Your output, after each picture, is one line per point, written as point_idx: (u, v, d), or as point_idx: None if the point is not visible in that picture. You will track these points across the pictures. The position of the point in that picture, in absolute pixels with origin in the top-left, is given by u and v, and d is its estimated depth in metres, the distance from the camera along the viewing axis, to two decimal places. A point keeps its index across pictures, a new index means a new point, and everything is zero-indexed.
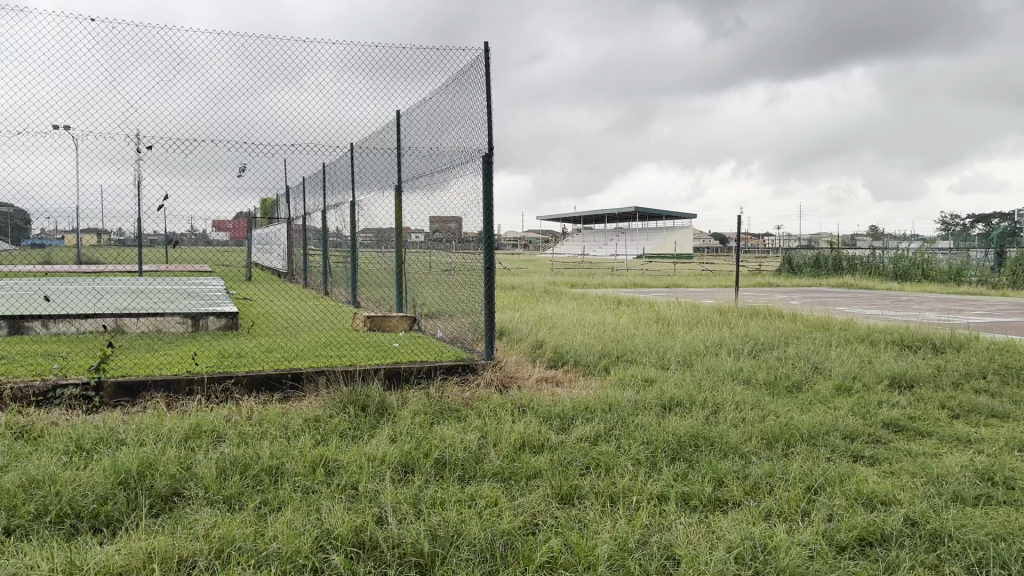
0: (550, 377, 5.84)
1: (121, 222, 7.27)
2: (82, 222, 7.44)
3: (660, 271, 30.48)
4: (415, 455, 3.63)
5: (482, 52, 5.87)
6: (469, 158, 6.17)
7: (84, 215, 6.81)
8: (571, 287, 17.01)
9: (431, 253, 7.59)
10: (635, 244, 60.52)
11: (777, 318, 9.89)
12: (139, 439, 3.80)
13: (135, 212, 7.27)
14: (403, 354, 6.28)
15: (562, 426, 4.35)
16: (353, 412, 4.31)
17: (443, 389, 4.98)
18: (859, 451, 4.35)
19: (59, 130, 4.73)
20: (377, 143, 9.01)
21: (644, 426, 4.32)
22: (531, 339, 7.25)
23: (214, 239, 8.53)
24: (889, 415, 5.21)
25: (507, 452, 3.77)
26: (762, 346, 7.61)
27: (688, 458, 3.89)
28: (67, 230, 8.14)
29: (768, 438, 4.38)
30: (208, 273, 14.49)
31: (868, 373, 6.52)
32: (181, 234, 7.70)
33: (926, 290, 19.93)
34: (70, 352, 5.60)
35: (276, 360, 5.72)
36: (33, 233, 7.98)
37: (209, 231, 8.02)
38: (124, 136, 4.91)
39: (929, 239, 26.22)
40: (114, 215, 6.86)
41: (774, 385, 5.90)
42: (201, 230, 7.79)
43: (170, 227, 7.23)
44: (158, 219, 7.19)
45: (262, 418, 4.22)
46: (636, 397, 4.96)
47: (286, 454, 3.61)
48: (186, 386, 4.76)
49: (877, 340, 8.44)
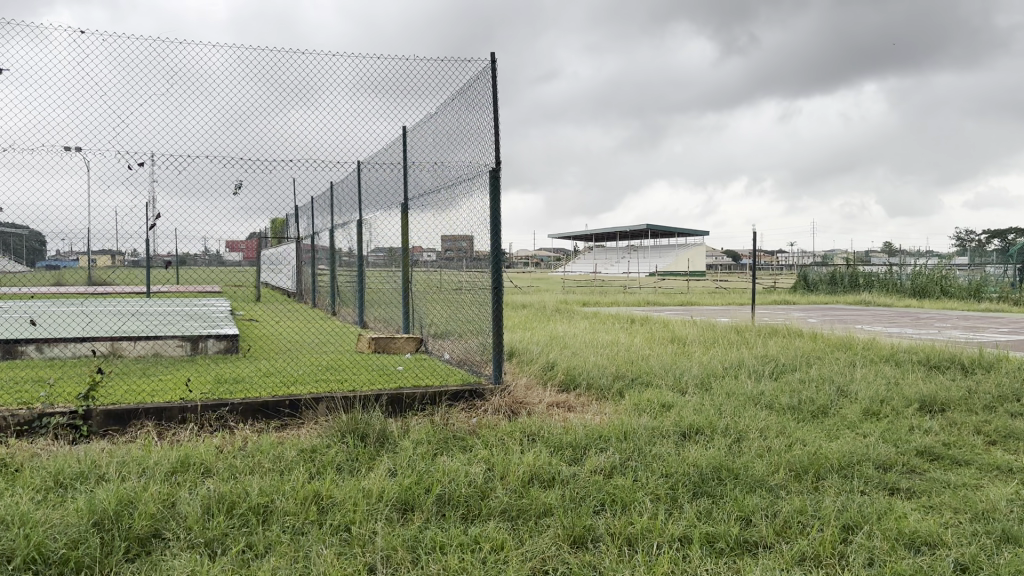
0: (562, 402, 5.55)
1: (132, 244, 7.10)
2: (90, 243, 7.27)
3: (672, 288, 30.22)
4: (416, 491, 3.36)
5: (488, 63, 5.68)
6: (479, 173, 5.97)
7: (95, 236, 6.65)
8: (584, 306, 16.72)
9: (441, 272, 7.35)
10: (647, 262, 60.20)
11: (796, 337, 9.57)
12: (122, 473, 3.55)
13: (143, 233, 7.13)
14: (407, 378, 6.02)
15: (574, 457, 4.07)
16: (352, 443, 4.04)
17: (448, 416, 4.70)
18: (894, 483, 4.04)
19: (65, 149, 4.60)
20: (385, 159, 8.84)
21: (663, 456, 4.04)
22: (542, 361, 6.96)
23: (228, 259, 8.32)
24: (923, 442, 4.89)
25: (515, 487, 3.50)
26: (783, 367, 7.31)
27: (712, 494, 3.60)
28: (81, 252, 7.92)
29: (795, 469, 4.08)
30: (217, 294, 14.31)
31: (897, 396, 6.19)
32: (192, 253, 7.51)
33: (945, 308, 19.45)
34: (60, 378, 5.37)
35: (274, 385, 5.47)
36: (48, 255, 7.87)
37: (222, 251, 7.83)
38: (130, 154, 4.76)
39: (946, 255, 25.77)
40: (121, 237, 6.70)
41: (798, 411, 5.58)
42: (212, 251, 7.59)
43: (182, 247, 7.06)
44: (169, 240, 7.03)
45: (255, 449, 3.96)
46: (653, 423, 4.67)
47: (277, 490, 3.35)
48: (179, 414, 4.51)
49: (902, 360, 8.09)
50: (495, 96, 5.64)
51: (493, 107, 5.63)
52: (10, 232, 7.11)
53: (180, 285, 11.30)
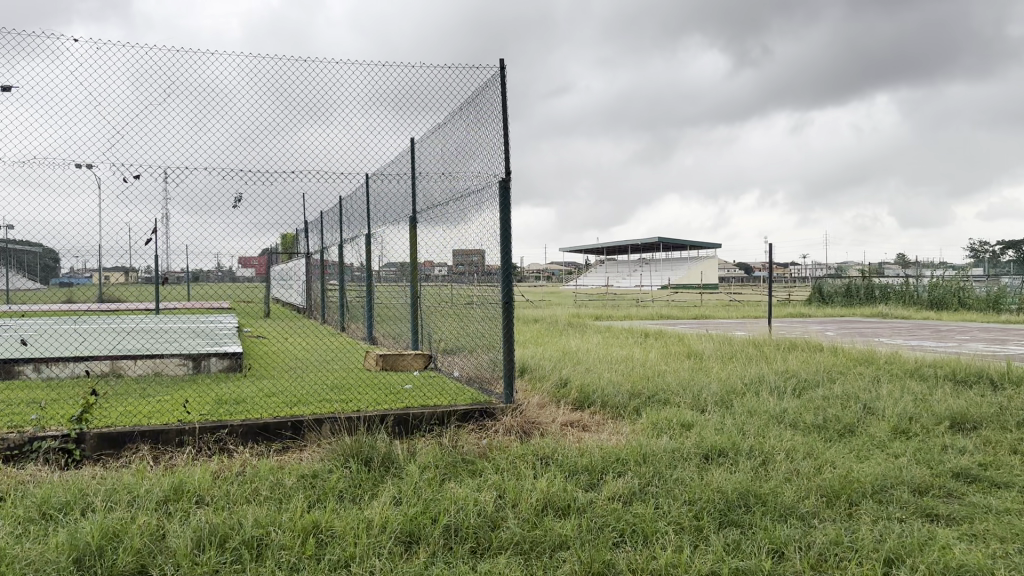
0: (576, 422, 5.31)
1: (139, 260, 6.95)
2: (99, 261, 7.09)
3: (685, 302, 29.90)
4: (421, 521, 3.14)
5: (497, 71, 5.49)
6: (489, 185, 5.78)
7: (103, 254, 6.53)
8: (598, 321, 16.43)
9: (451, 287, 7.12)
10: (659, 276, 59.87)
11: (817, 351, 9.29)
12: (110, 503, 3.34)
13: (155, 248, 7.00)
14: (415, 397, 5.79)
15: (590, 482, 3.84)
16: (354, 468, 3.81)
17: (457, 438, 4.47)
18: (931, 509, 3.78)
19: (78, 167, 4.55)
20: (395, 170, 8.67)
21: (685, 481, 3.80)
22: (555, 377, 6.73)
23: (241, 276, 8.12)
24: (959, 463, 4.60)
25: (528, 516, 3.27)
26: (806, 383, 7.04)
27: (739, 523, 3.35)
28: (95, 269, 7.62)
29: (826, 495, 3.83)
30: (226, 311, 14.15)
31: (926, 414, 5.91)
32: (203, 269, 7.35)
33: (964, 320, 19.06)
34: (56, 400, 5.18)
35: (276, 406, 5.26)
36: (62, 271, 7.62)
37: (235, 267, 7.64)
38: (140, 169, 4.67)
39: (963, 265, 25.40)
40: (131, 254, 6.56)
41: (823, 430, 5.31)
42: (224, 267, 7.43)
43: (194, 262, 6.94)
44: (181, 256, 6.91)
45: (253, 475, 3.74)
46: (673, 445, 4.43)
47: (273, 521, 3.14)
48: (176, 437, 4.30)
49: (926, 375, 7.79)
50: (506, 105, 5.45)
51: (504, 116, 5.44)
52: (25, 249, 7.03)
53: (190, 302, 11.12)
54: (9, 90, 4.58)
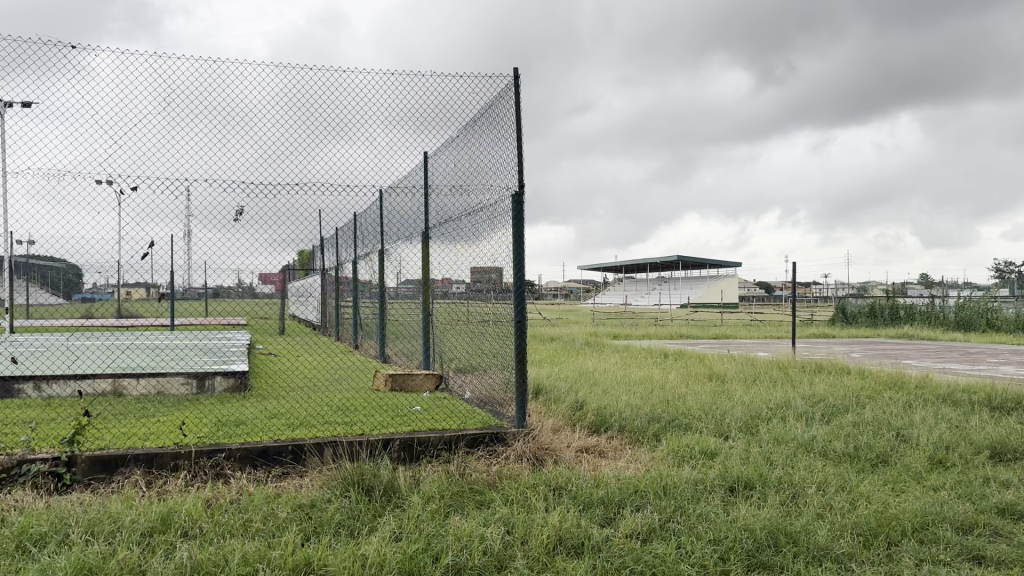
0: (593, 448, 5.04)
1: (156, 277, 6.79)
2: (121, 278, 6.92)
3: (703, 321, 29.49)
4: (423, 560, 2.90)
5: (512, 80, 5.31)
6: (504, 200, 5.58)
7: (116, 272, 6.38)
8: (616, 340, 16.17)
9: (466, 305, 6.90)
10: (679, 295, 59.44)
11: (844, 374, 8.94)
12: (91, 534, 3.13)
13: (174, 264, 6.84)
14: (423, 421, 5.55)
15: (607, 516, 3.57)
16: (353, 498, 3.58)
17: (465, 465, 4.24)
18: (978, 550, 3.46)
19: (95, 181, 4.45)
20: (410, 185, 8.53)
21: (709, 517, 3.52)
22: (571, 399, 6.46)
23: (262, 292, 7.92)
24: (1005, 497, 4.25)
25: (538, 555, 3.02)
26: (832, 408, 6.71)
27: (768, 566, 3.09)
28: (115, 284, 7.44)
29: (862, 535, 3.52)
30: (241, 327, 14.04)
31: (964, 442, 5.56)
32: (225, 288, 7.19)
33: (995, 342, 18.56)
34: (53, 420, 5.01)
35: (278, 428, 5.05)
36: (84, 285, 7.35)
37: (256, 284, 7.45)
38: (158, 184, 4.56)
39: (991, 286, 24.88)
40: (147, 270, 6.42)
41: (854, 461, 4.99)
42: (246, 284, 7.27)
43: (211, 279, 6.77)
44: (200, 273, 6.75)
45: (247, 505, 3.51)
46: (695, 476, 4.14)
47: (263, 557, 2.90)
48: (171, 461, 4.09)
49: (960, 401, 7.41)
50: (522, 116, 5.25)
51: (521, 130, 5.22)
52: (47, 264, 6.88)
53: (205, 319, 11.02)
54: (26, 105, 4.49)
